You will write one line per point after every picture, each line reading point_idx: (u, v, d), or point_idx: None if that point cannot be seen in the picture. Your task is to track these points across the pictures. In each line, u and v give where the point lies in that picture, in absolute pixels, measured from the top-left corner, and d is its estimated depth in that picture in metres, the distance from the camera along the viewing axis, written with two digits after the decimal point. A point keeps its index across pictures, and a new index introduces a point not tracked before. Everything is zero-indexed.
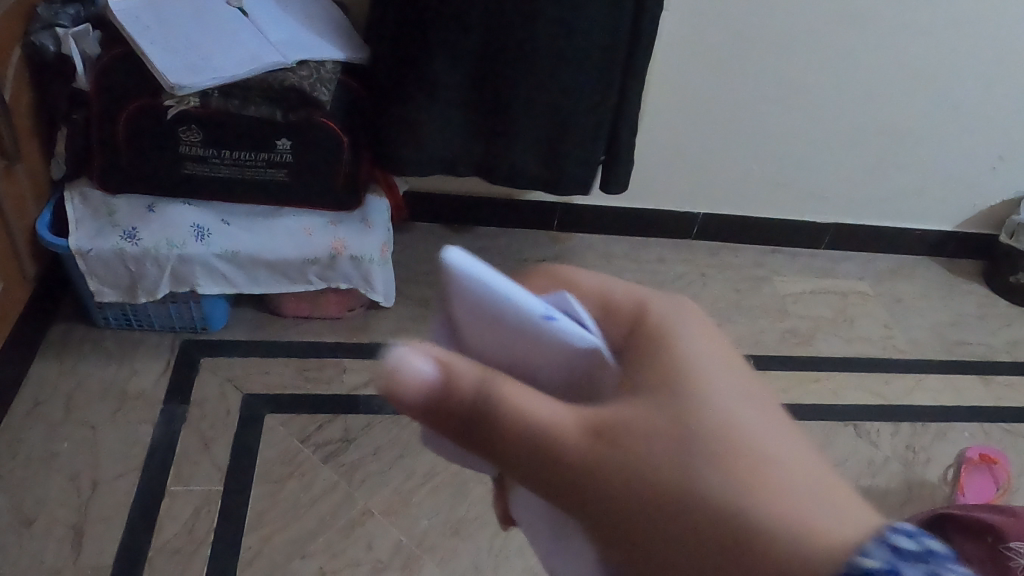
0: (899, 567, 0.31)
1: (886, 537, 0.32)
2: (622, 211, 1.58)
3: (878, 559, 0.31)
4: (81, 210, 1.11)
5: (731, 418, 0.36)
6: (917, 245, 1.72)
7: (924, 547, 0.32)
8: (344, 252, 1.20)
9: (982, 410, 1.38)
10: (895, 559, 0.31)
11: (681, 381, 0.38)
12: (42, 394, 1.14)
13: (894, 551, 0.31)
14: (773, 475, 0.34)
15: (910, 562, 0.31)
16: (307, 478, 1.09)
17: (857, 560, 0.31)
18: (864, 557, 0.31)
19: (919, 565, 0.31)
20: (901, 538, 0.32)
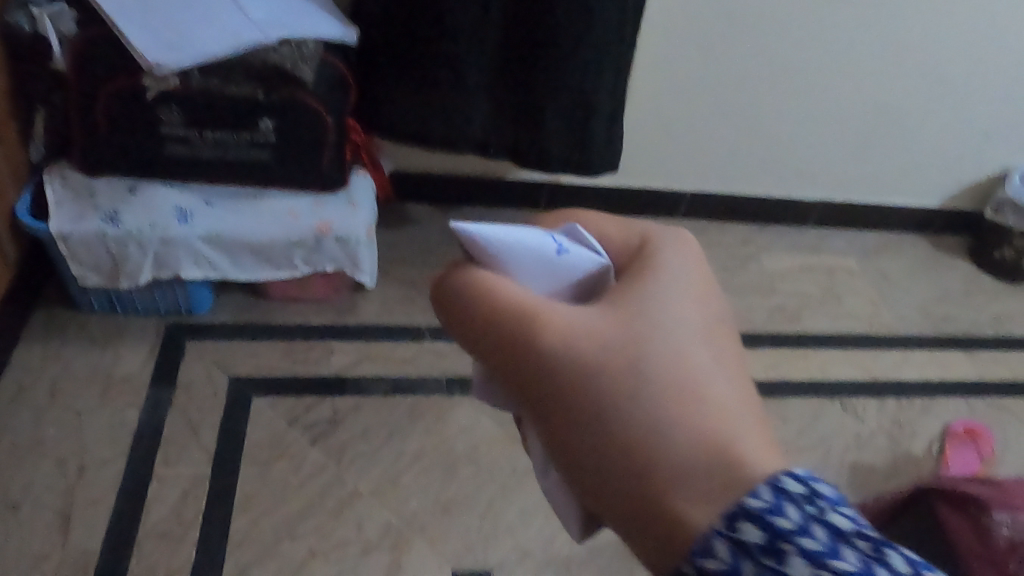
0: (783, 506, 0.33)
1: (783, 480, 0.34)
2: (610, 190, 1.58)
3: (765, 499, 0.33)
4: (61, 192, 1.09)
5: (692, 350, 0.40)
6: (903, 222, 1.73)
7: (816, 491, 0.34)
8: (330, 233, 1.18)
9: (967, 384, 1.39)
10: (783, 499, 0.33)
11: (662, 302, 0.42)
12: (26, 379, 1.13)
13: (784, 493, 0.34)
14: (708, 407, 0.38)
15: (797, 504, 0.33)
16: (295, 460, 1.09)
17: (749, 502, 0.34)
18: (756, 497, 0.34)
19: (805, 507, 0.33)
20: (797, 483, 0.34)
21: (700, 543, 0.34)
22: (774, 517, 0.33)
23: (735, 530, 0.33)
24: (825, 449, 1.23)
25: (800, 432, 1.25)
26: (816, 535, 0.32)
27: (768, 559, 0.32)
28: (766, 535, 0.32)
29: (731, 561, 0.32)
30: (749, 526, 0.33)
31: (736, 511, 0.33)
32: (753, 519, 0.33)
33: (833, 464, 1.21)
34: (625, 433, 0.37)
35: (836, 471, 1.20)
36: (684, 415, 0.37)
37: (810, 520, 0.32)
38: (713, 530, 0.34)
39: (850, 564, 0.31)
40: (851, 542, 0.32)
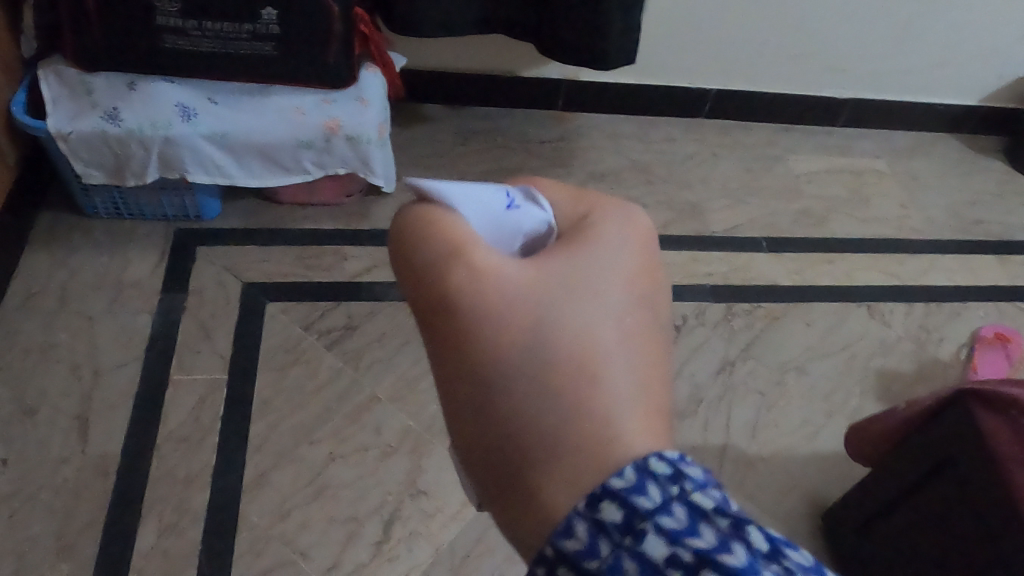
0: (645, 486, 0.30)
1: (650, 459, 0.31)
2: (630, 89, 1.50)
3: (628, 479, 0.30)
4: (58, 89, 1.04)
5: (603, 327, 0.36)
6: (937, 121, 1.65)
7: (683, 472, 0.31)
8: (339, 132, 1.13)
9: (998, 289, 1.35)
10: (647, 478, 0.30)
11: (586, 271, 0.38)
12: (34, 284, 1.10)
13: (649, 473, 0.30)
14: (600, 389, 0.34)
15: (661, 484, 0.30)
16: (311, 365, 1.07)
17: (610, 481, 0.30)
18: (619, 476, 0.30)
19: (669, 487, 0.30)
20: (662, 462, 0.31)
21: (563, 522, 0.30)
22: (635, 494, 0.29)
23: (597, 510, 0.29)
24: (850, 354, 1.20)
25: (825, 337, 1.22)
26: (676, 514, 0.28)
27: (624, 539, 0.28)
28: (624, 514, 0.29)
29: (588, 542, 0.29)
30: (609, 506, 0.29)
31: (596, 491, 0.30)
32: (614, 497, 0.29)
33: (858, 369, 1.19)
34: (506, 405, 0.35)
35: (860, 375, 1.18)
36: (569, 396, 0.34)
37: (671, 499, 0.29)
38: (574, 509, 0.30)
39: (706, 542, 0.27)
40: (711, 520, 0.28)
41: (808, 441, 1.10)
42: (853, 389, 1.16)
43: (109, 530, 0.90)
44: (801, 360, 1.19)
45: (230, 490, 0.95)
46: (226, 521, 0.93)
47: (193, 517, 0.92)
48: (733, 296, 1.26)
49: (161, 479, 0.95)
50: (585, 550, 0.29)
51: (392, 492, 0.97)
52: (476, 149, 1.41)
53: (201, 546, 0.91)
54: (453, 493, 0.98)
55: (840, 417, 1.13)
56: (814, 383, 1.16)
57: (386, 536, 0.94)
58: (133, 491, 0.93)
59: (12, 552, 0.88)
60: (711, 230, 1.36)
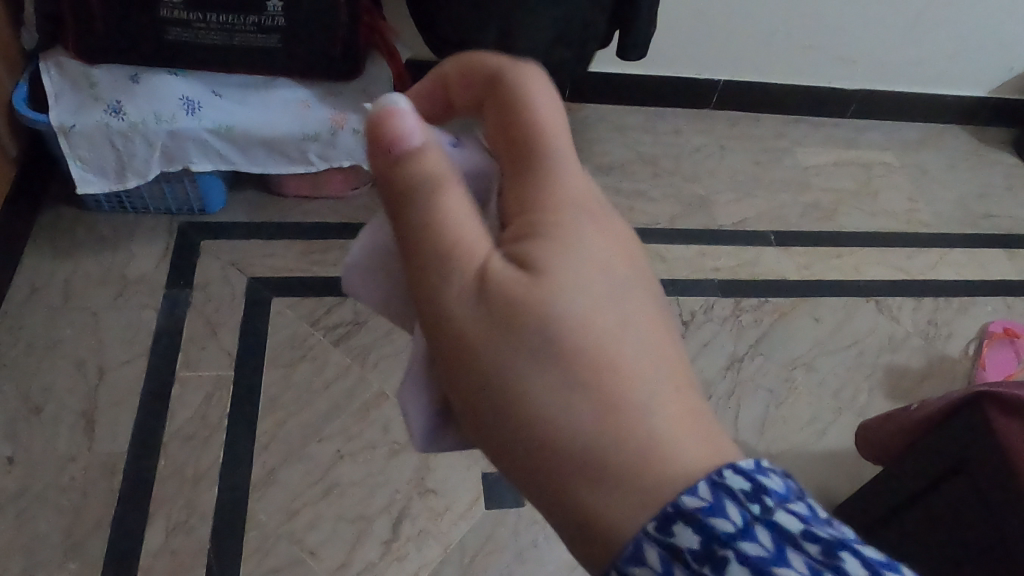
0: (723, 506, 0.28)
1: (724, 473, 0.29)
2: (637, 79, 1.49)
3: (703, 497, 0.28)
4: (59, 82, 1.02)
5: (606, 308, 0.33)
6: (945, 113, 1.64)
7: (763, 486, 0.29)
8: (346, 125, 1.12)
9: (1006, 284, 1.34)
10: (723, 496, 0.28)
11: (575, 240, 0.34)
12: (37, 279, 1.09)
13: (724, 488, 0.28)
14: (626, 387, 0.31)
15: (740, 502, 0.28)
16: (317, 361, 1.07)
17: (684, 500, 0.28)
18: (692, 492, 0.28)
19: (749, 506, 0.28)
20: (739, 476, 0.29)
21: (630, 546, 0.28)
22: (712, 516, 0.27)
23: (670, 534, 0.28)
24: (859, 350, 1.20)
25: (833, 332, 1.22)
26: (761, 540, 0.27)
27: (702, 568, 0.27)
28: (702, 539, 0.27)
29: (663, 570, 0.27)
30: (683, 529, 0.27)
31: (670, 510, 0.28)
32: (688, 519, 0.28)
33: (867, 365, 1.18)
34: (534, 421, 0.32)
35: (869, 371, 1.18)
36: (597, 400, 0.31)
37: (753, 521, 0.27)
38: (642, 531, 0.28)
39: (797, 572, 0.26)
40: (799, 545, 0.27)
41: (817, 438, 1.09)
42: (862, 385, 1.16)
43: (116, 528, 0.90)
44: (810, 356, 1.18)
45: (238, 489, 0.94)
46: (234, 520, 0.92)
47: (201, 516, 0.92)
48: (741, 291, 1.25)
49: (169, 478, 0.94)
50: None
51: (400, 491, 0.97)
52: None
53: (210, 546, 0.90)
54: (462, 491, 0.98)
55: (848, 413, 1.12)
56: (822, 379, 1.15)
57: (395, 535, 0.94)
58: (140, 489, 0.93)
59: (19, 551, 0.87)
60: (719, 224, 1.35)
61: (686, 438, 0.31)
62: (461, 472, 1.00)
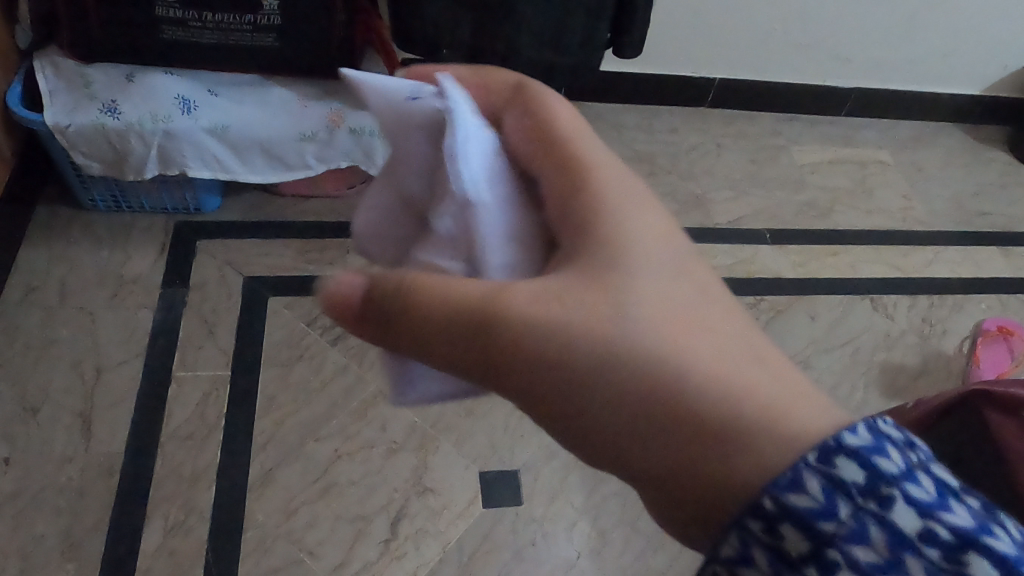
0: (884, 447, 0.29)
1: (878, 422, 0.31)
2: (634, 78, 1.49)
3: (864, 437, 0.30)
4: (54, 82, 1.02)
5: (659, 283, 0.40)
6: (940, 111, 1.65)
7: (913, 442, 0.30)
8: (342, 124, 1.12)
9: (1000, 281, 1.35)
10: (885, 440, 0.30)
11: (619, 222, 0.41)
12: (33, 279, 1.09)
13: (884, 435, 0.30)
14: (697, 347, 0.37)
15: (900, 449, 0.29)
16: (315, 361, 1.07)
17: (844, 438, 0.30)
18: (850, 435, 0.30)
19: (908, 454, 0.29)
20: (891, 428, 0.31)
21: (789, 477, 0.30)
22: (875, 455, 0.29)
23: (831, 466, 0.29)
24: (855, 347, 1.20)
25: (828, 329, 1.22)
26: (926, 484, 0.28)
27: (868, 503, 0.27)
28: (866, 474, 0.28)
29: (824, 501, 0.28)
30: (845, 463, 0.29)
31: (832, 447, 0.30)
32: (852, 456, 0.29)
33: (863, 362, 1.19)
34: (634, 397, 0.37)
35: (864, 369, 1.18)
36: (681, 358, 0.36)
37: (916, 467, 0.29)
38: (805, 463, 0.30)
39: (965, 519, 0.27)
40: (961, 497, 0.28)
41: None
42: (857, 383, 1.16)
43: (114, 529, 0.90)
44: (806, 353, 1.18)
45: (237, 489, 0.94)
46: (232, 520, 0.92)
47: (199, 516, 0.92)
48: (738, 289, 1.25)
49: (166, 478, 0.94)
50: (821, 505, 0.28)
51: (398, 490, 0.97)
52: None
53: (208, 545, 0.90)
54: (460, 490, 0.98)
55: (844, 410, 1.13)
56: (819, 377, 1.16)
57: (393, 534, 0.94)
58: (138, 489, 0.93)
59: (17, 552, 0.87)
60: (716, 222, 1.35)
61: (778, 388, 0.35)
62: (459, 471, 1.00)
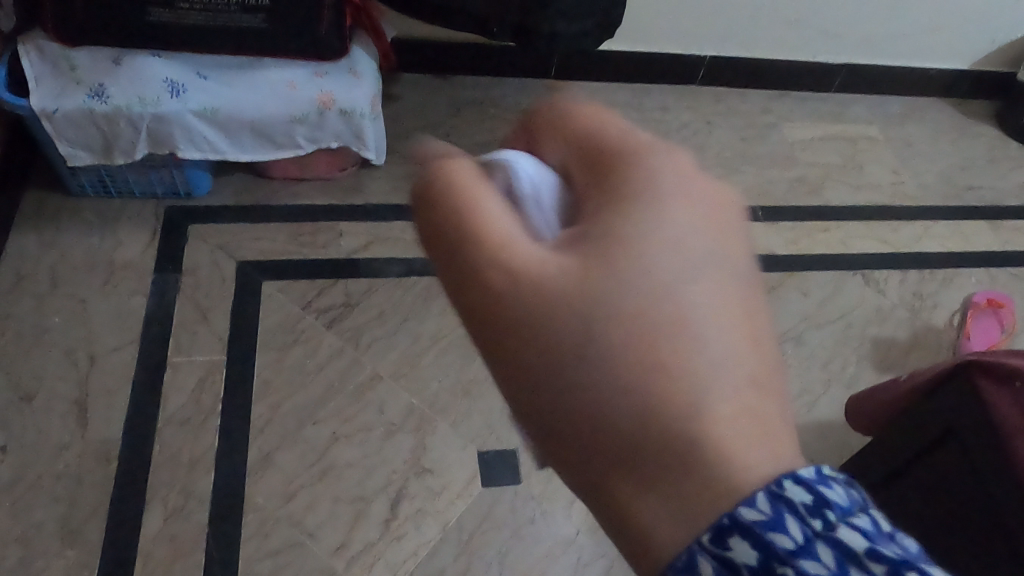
0: (784, 521, 0.28)
1: (784, 484, 0.29)
2: (623, 56, 1.48)
3: (763, 510, 0.28)
4: (40, 66, 1.00)
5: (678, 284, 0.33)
6: (929, 86, 1.65)
7: (824, 499, 0.28)
8: (332, 106, 1.11)
9: (990, 255, 1.36)
10: (784, 511, 0.28)
11: (625, 226, 0.34)
12: (23, 267, 1.08)
13: (785, 503, 0.28)
14: (685, 371, 0.31)
15: (801, 517, 0.28)
16: (311, 343, 1.07)
17: (741, 512, 0.28)
18: (752, 504, 0.28)
19: (810, 522, 0.28)
20: (799, 488, 0.29)
21: (682, 558, 0.28)
22: (771, 531, 0.27)
23: (726, 547, 0.27)
24: (847, 322, 1.21)
25: (818, 304, 1.23)
26: (822, 557, 0.26)
27: None
28: (759, 554, 0.27)
29: None
30: (740, 542, 0.27)
31: (726, 521, 0.28)
32: (747, 533, 0.28)
33: (855, 336, 1.20)
34: (583, 402, 0.31)
35: (856, 343, 1.19)
36: (647, 388, 0.31)
37: (814, 537, 0.27)
38: (698, 543, 0.28)
39: None
40: (863, 564, 0.26)
41: (807, 410, 1.10)
42: (850, 357, 1.17)
43: (113, 515, 0.90)
44: (800, 329, 1.19)
45: (235, 473, 0.94)
46: (232, 505, 0.92)
47: (199, 501, 0.92)
48: None
49: (164, 463, 0.94)
50: None
51: (397, 471, 0.98)
52: (469, 120, 1.39)
53: (208, 529, 0.90)
54: (458, 469, 0.99)
55: (836, 384, 1.14)
56: (811, 351, 1.17)
57: (392, 515, 0.94)
58: (137, 475, 0.93)
59: (16, 541, 0.87)
60: None
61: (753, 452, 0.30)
62: (457, 451, 1.00)
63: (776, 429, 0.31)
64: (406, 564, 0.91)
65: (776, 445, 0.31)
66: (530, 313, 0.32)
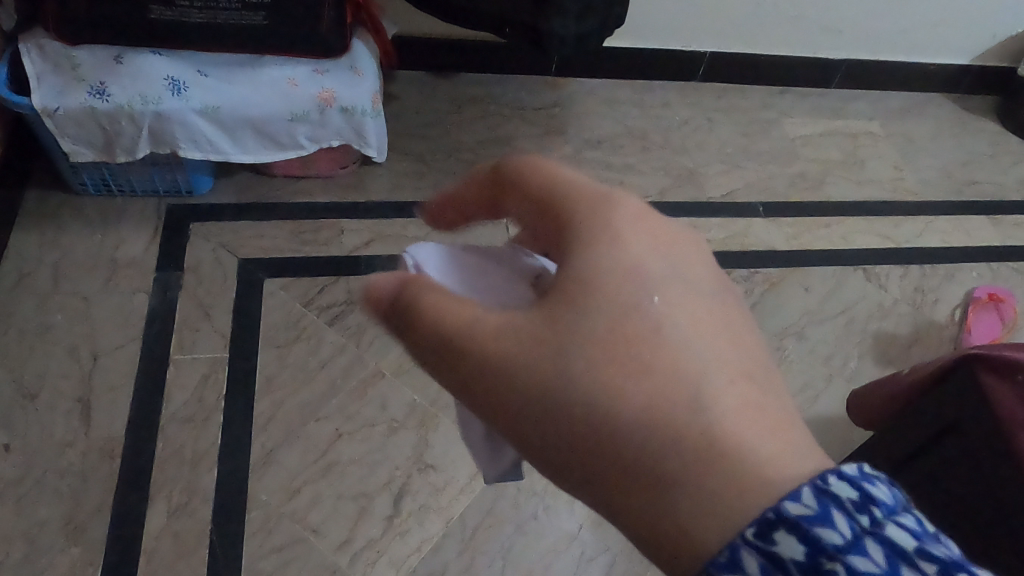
0: (831, 516, 0.28)
1: (829, 481, 0.30)
2: (623, 53, 1.48)
3: (809, 506, 0.29)
4: (41, 64, 1.00)
5: (653, 303, 0.36)
6: (930, 81, 1.65)
7: (871, 496, 0.29)
8: (334, 104, 1.12)
9: (991, 250, 1.36)
10: (831, 507, 0.29)
11: (598, 255, 0.37)
12: (25, 265, 1.08)
13: (832, 499, 0.29)
14: (670, 376, 0.34)
15: (848, 513, 0.28)
16: (313, 340, 1.07)
17: (786, 506, 0.29)
18: (797, 501, 0.29)
19: (857, 518, 0.28)
20: (846, 485, 0.29)
21: (726, 553, 0.29)
22: (819, 526, 0.28)
23: (773, 542, 0.28)
24: (849, 317, 1.22)
25: (820, 299, 1.23)
26: (872, 554, 0.27)
27: None
28: (807, 549, 0.28)
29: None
30: (786, 537, 0.28)
31: (772, 518, 0.29)
32: (794, 528, 0.28)
33: (856, 331, 1.20)
34: (591, 421, 0.35)
35: (857, 338, 1.19)
36: (640, 396, 0.34)
37: (862, 533, 0.28)
38: (741, 537, 0.29)
39: None
40: (911, 561, 0.27)
41: (809, 405, 1.11)
42: (851, 352, 1.17)
43: (118, 512, 0.90)
44: (801, 324, 1.19)
45: (239, 469, 0.95)
46: (235, 502, 0.93)
47: (202, 498, 0.92)
48: (732, 262, 1.25)
49: (168, 460, 0.94)
50: None
51: (400, 467, 0.98)
52: (470, 117, 1.40)
53: (212, 526, 0.91)
54: (461, 465, 0.99)
55: (838, 379, 1.14)
56: (812, 346, 1.17)
57: (396, 510, 0.95)
58: (140, 472, 0.93)
59: (20, 539, 0.87)
60: (709, 196, 1.35)
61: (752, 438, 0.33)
62: (460, 447, 1.00)
63: (771, 415, 0.34)
64: (409, 559, 0.91)
65: (780, 437, 0.33)
66: (513, 361, 0.36)
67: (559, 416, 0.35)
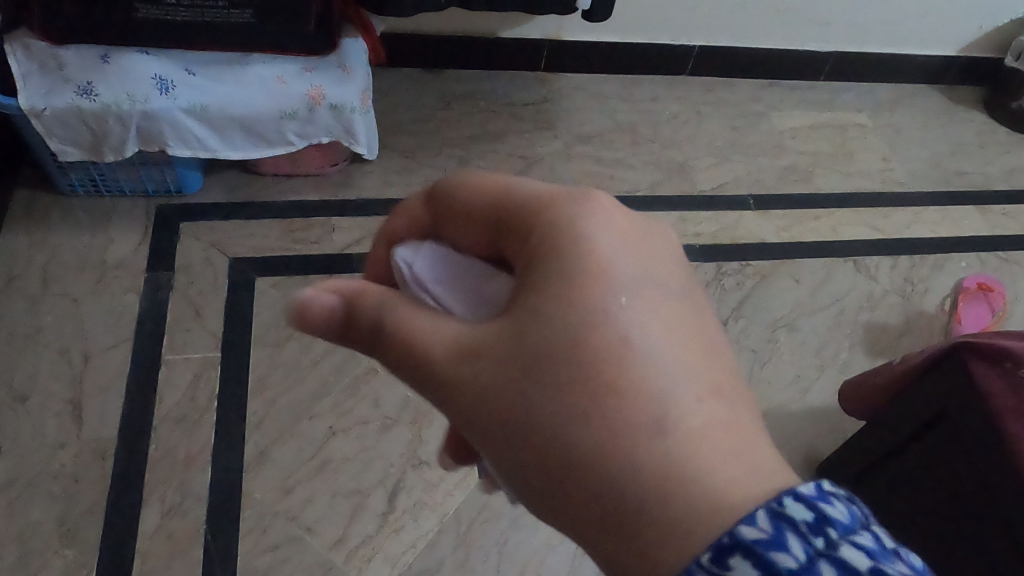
0: (785, 539, 0.28)
1: (784, 503, 0.30)
2: (611, 47, 1.48)
3: (763, 529, 0.29)
4: (27, 64, 0.99)
5: (625, 307, 0.35)
6: (918, 73, 1.66)
7: (826, 517, 0.29)
8: (323, 101, 1.11)
9: (980, 239, 1.37)
10: (785, 529, 0.28)
11: (566, 263, 0.35)
12: (15, 267, 1.07)
13: (786, 521, 0.29)
14: (636, 396, 0.34)
15: (802, 535, 0.28)
16: (305, 338, 1.07)
17: (742, 531, 0.29)
18: (752, 525, 0.29)
19: (812, 540, 0.28)
20: (801, 506, 0.29)
21: None
22: (773, 550, 0.28)
23: (727, 567, 0.28)
24: (839, 308, 1.22)
25: (811, 291, 1.24)
26: None
27: None
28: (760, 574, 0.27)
29: None
30: (740, 562, 0.28)
31: (727, 544, 0.29)
32: (748, 553, 0.28)
33: (847, 322, 1.20)
34: (551, 438, 0.35)
35: (848, 329, 1.20)
36: (603, 417, 0.34)
37: (816, 555, 0.27)
38: (699, 563, 0.29)
39: None
40: None
41: (801, 396, 1.11)
42: (842, 343, 1.18)
43: (111, 513, 0.90)
44: (793, 316, 1.20)
45: (232, 469, 0.95)
46: (229, 501, 0.92)
47: (195, 498, 0.92)
48: (722, 255, 1.26)
49: (161, 461, 0.94)
50: None
51: (394, 464, 0.98)
52: (459, 113, 1.39)
53: (206, 525, 0.90)
54: None
55: (829, 369, 1.15)
56: (803, 338, 1.17)
57: (390, 507, 0.95)
58: (133, 474, 0.93)
59: (13, 541, 0.86)
60: (699, 189, 1.36)
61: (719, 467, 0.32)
62: None
63: (743, 436, 0.34)
64: (404, 555, 0.91)
65: (747, 460, 0.33)
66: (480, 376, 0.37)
67: (522, 431, 0.36)
